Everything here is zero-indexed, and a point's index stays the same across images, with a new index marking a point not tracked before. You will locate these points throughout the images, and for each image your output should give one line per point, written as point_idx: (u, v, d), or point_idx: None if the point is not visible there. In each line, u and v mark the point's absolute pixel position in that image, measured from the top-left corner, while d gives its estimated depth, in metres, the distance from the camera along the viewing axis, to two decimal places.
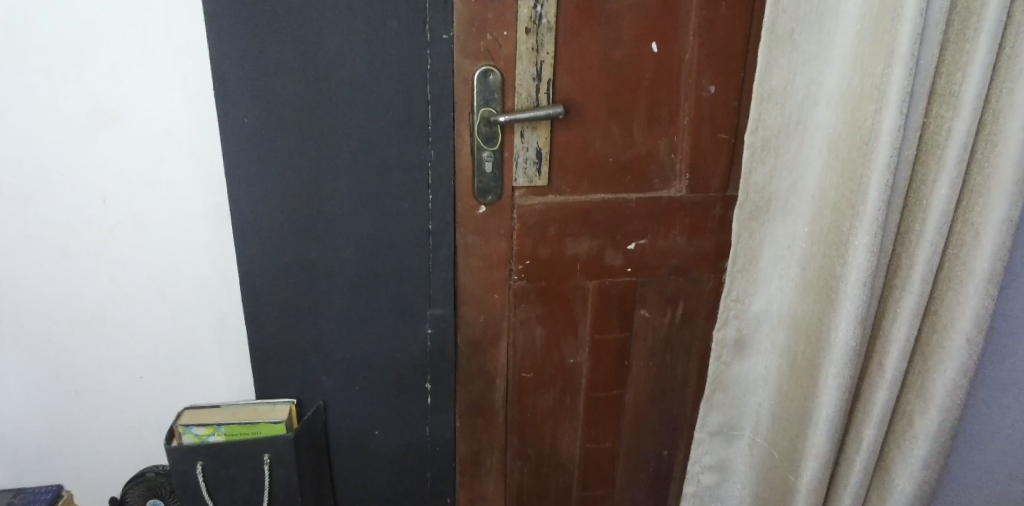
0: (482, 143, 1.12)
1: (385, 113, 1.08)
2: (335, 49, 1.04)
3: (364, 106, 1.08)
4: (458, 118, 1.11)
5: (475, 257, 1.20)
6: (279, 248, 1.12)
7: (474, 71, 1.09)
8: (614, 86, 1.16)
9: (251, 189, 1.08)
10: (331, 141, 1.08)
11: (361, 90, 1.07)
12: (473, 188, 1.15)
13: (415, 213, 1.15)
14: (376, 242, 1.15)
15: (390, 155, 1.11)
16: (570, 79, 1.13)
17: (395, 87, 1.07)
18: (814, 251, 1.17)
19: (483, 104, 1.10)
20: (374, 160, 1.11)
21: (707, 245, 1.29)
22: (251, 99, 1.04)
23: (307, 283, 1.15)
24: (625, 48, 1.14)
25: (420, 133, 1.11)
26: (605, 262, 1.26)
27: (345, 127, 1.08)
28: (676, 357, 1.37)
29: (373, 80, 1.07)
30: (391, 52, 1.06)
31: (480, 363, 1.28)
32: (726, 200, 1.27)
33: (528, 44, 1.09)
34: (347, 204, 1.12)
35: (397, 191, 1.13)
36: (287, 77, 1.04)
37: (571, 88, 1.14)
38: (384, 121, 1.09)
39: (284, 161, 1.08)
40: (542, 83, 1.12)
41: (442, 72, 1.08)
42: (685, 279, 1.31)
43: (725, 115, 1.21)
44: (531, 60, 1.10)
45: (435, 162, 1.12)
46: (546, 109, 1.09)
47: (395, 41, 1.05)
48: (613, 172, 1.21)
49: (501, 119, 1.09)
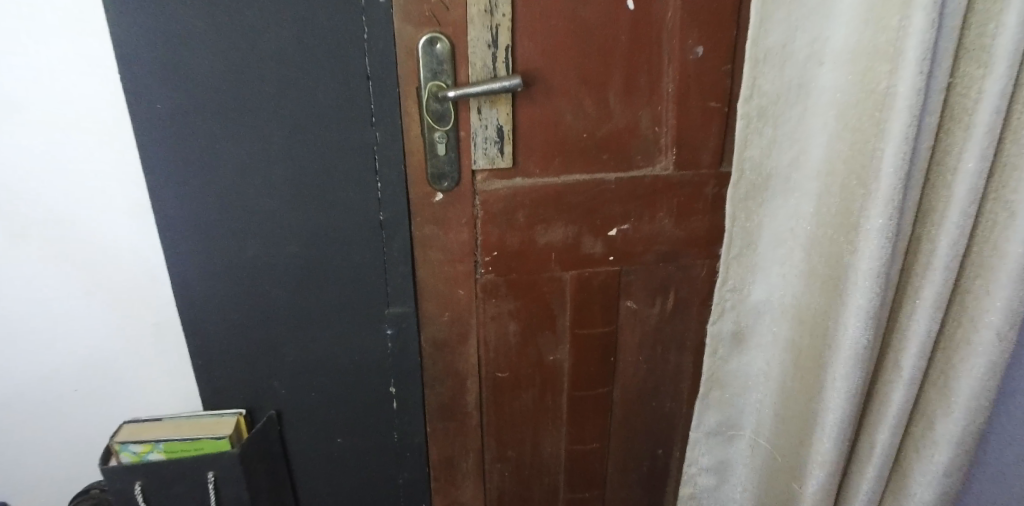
0: (432, 122, 0.98)
1: (319, 91, 0.95)
2: (255, 18, 0.90)
3: (296, 85, 0.94)
4: (403, 94, 0.98)
5: (435, 250, 1.07)
6: (213, 248, 1.01)
7: (419, 39, 0.95)
8: (584, 52, 1.01)
9: (175, 184, 0.97)
10: (260, 127, 0.96)
11: (290, 66, 0.93)
12: (426, 173, 1.02)
13: (363, 203, 1.02)
14: (321, 237, 1.03)
15: (329, 139, 0.98)
16: (533, 45, 0.99)
17: (329, 62, 0.94)
18: (822, 233, 1.02)
19: (431, 77, 0.97)
20: (311, 146, 0.98)
21: (700, 228, 1.14)
22: (165, 82, 0.91)
23: (248, 285, 1.04)
24: (596, 7, 0.98)
25: (362, 113, 0.97)
26: (583, 250, 1.12)
27: (274, 109, 0.95)
28: (667, 351, 1.24)
29: (302, 54, 0.93)
30: (321, 20, 0.92)
31: (449, 364, 1.16)
32: (721, 177, 1.12)
33: (479, 6, 0.94)
34: (286, 197, 1.00)
35: (340, 179, 1.00)
36: (203, 54, 0.91)
37: (534, 56, 0.99)
38: (320, 102, 0.96)
39: (208, 152, 0.96)
40: (499, 50, 0.97)
41: (382, 42, 0.94)
42: (675, 266, 1.17)
43: (716, 81, 1.05)
44: (484, 23, 0.95)
45: (381, 146, 0.99)
46: (502, 81, 0.95)
47: (324, 6, 0.91)
48: (588, 150, 1.06)
49: (451, 94, 0.95)
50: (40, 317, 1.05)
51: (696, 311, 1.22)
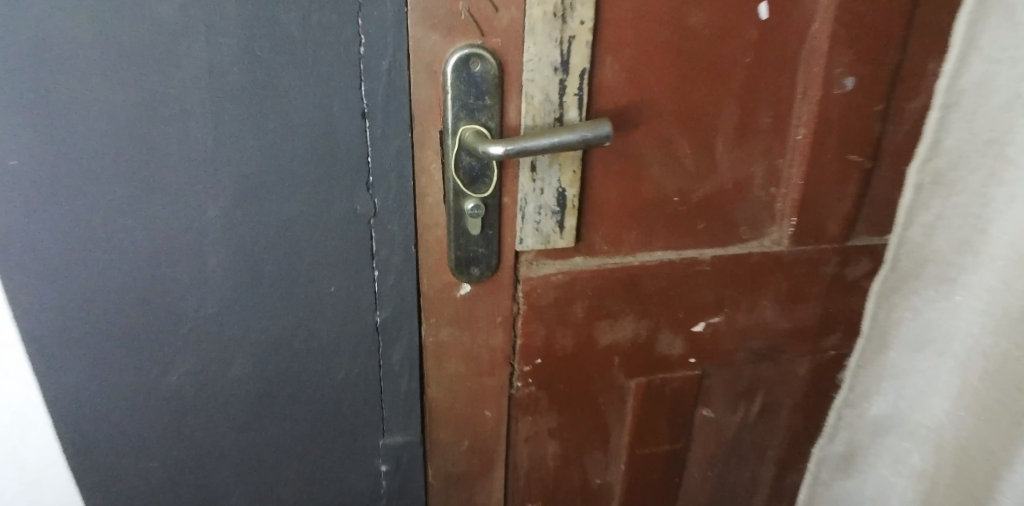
0: (463, 184, 0.63)
1: (285, 139, 0.59)
2: (174, 19, 0.53)
3: (246, 129, 0.58)
4: (418, 141, 0.63)
5: (454, 358, 0.74)
6: (115, 371, 0.65)
7: (447, 58, 0.59)
8: (690, 79, 0.67)
9: (47, 282, 0.60)
10: (186, 194, 0.59)
11: (235, 101, 0.57)
12: (449, 256, 0.67)
13: (351, 299, 0.68)
14: (287, 350, 0.69)
15: (299, 211, 0.63)
16: (619, 67, 0.64)
17: (301, 94, 0.58)
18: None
19: (465, 116, 0.61)
20: (271, 222, 0.62)
21: (809, 317, 0.84)
22: (20, 129, 0.54)
23: (171, 420, 0.69)
24: (715, 10, 0.64)
25: (353, 171, 0.62)
26: (657, 351, 0.80)
27: (210, 166, 0.59)
28: (745, 464, 0.95)
29: (256, 81, 0.56)
30: (288, 23, 0.55)
31: (464, 499, 0.84)
32: (847, 252, 0.81)
33: (545, 7, 0.59)
34: (229, 295, 0.65)
35: (317, 266, 0.66)
36: (83, 79, 0.53)
37: (618, 84, 0.65)
38: (285, 155, 0.60)
39: (101, 237, 0.59)
40: (569, 76, 0.62)
41: (388, 61, 0.58)
42: (769, 365, 0.86)
43: (862, 122, 0.73)
44: (550, 34, 0.60)
45: (381, 218, 0.65)
46: (578, 130, 0.59)
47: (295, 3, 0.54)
48: (678, 218, 0.74)
49: (496, 150, 0.59)
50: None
51: (787, 418, 0.92)
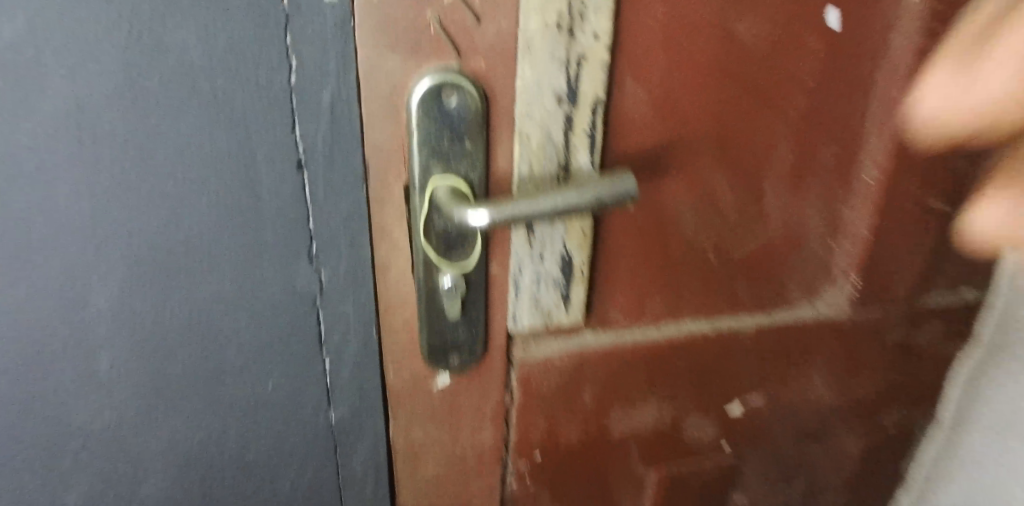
0: (437, 254, 0.48)
1: (191, 195, 0.44)
2: (21, 38, 0.38)
3: (135, 183, 0.43)
4: (375, 197, 0.47)
5: (431, 460, 0.59)
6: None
7: (412, 88, 0.43)
8: (735, 110, 0.51)
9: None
10: (59, 272, 0.44)
11: (122, 153, 0.42)
12: (420, 342, 0.52)
13: (296, 395, 0.53)
14: (213, 460, 0.53)
15: (218, 288, 0.47)
16: (648, 96, 0.49)
17: (213, 142, 0.43)
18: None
19: (437, 166, 0.45)
20: (180, 303, 0.47)
21: (867, 391, 0.69)
22: None
23: None
24: (770, 19, 0.49)
25: (290, 239, 0.47)
26: (684, 438, 0.65)
27: (90, 235, 0.43)
28: None
29: (146, 119, 0.41)
30: (186, 41, 0.40)
31: None
32: (918, 315, 0.65)
33: (546, 17, 0.43)
34: (130, 399, 0.49)
35: (248, 357, 0.50)
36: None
37: (646, 117, 0.49)
38: (193, 216, 0.45)
39: None
40: (578, 109, 0.47)
41: (331, 91, 0.43)
42: (817, 446, 0.71)
43: (947, 159, 0.58)
44: (552, 53, 0.44)
45: (330, 295, 0.49)
46: (591, 187, 0.43)
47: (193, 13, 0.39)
48: (713, 282, 0.58)
49: (478, 216, 0.43)
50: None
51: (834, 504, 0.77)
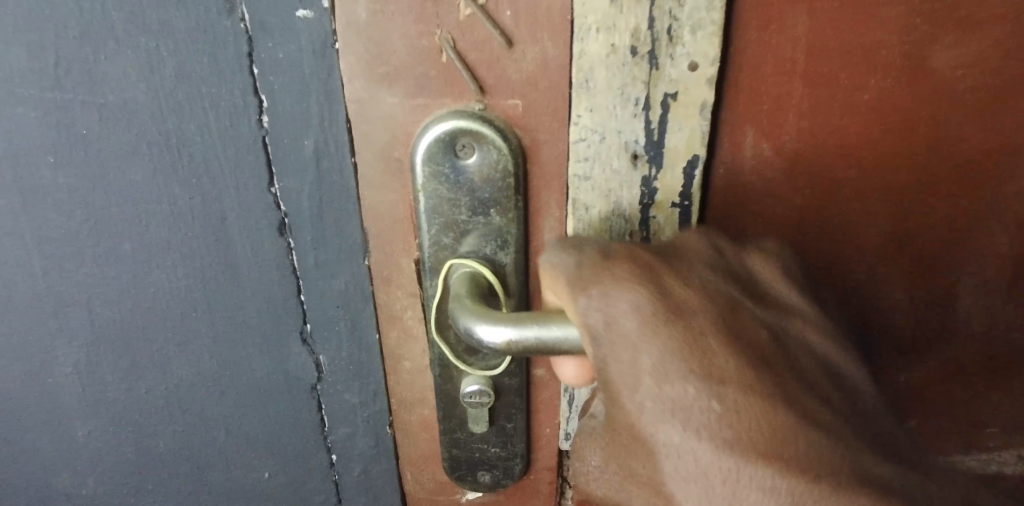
0: (456, 354, 0.35)
1: (154, 263, 0.35)
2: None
3: (90, 247, 0.34)
4: (378, 273, 0.35)
5: None
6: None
7: (417, 140, 0.31)
8: (916, 189, 0.34)
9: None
10: (24, 339, 0.37)
11: (65, 211, 0.33)
12: (441, 454, 0.40)
13: (298, 492, 0.43)
14: None
15: (197, 370, 0.38)
16: (784, 162, 0.33)
17: (171, 200, 0.33)
18: (629, 327, 0.24)
19: (453, 244, 0.33)
20: (156, 384, 0.38)
21: None
22: None
23: None
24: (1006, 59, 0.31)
25: (277, 318, 0.36)
26: None
27: (48, 301, 0.36)
28: None
29: (91, 172, 0.32)
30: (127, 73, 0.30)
31: None
32: None
33: (613, 38, 0.29)
34: (111, 474, 0.42)
35: (239, 447, 0.41)
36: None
37: (782, 191, 0.33)
38: (158, 289, 0.35)
39: None
40: (663, 171, 0.32)
41: (314, 139, 0.32)
42: None
43: None
44: (625, 94, 0.30)
45: (331, 387, 0.39)
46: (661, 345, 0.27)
47: (132, 39, 0.29)
48: None
49: (488, 336, 0.29)
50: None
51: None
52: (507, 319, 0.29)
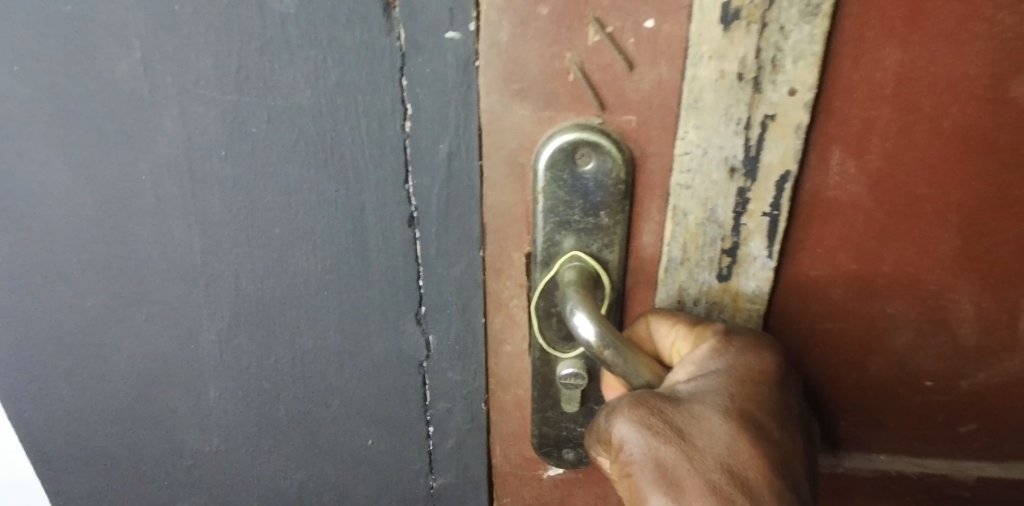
0: (556, 340, 0.40)
1: (297, 247, 0.39)
2: (136, 75, 0.35)
3: (245, 230, 0.39)
4: (492, 264, 0.39)
5: None
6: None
7: (541, 147, 0.35)
8: (984, 214, 0.37)
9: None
10: (178, 308, 0.42)
11: (231, 200, 0.38)
12: (532, 431, 0.44)
13: (396, 459, 0.47)
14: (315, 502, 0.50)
15: (321, 343, 0.43)
16: (867, 181, 0.36)
17: (316, 192, 0.37)
18: (713, 359, 0.33)
19: (564, 241, 0.37)
20: (283, 353, 0.43)
21: None
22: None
23: None
24: None
25: (398, 302, 0.41)
26: None
27: (202, 275, 0.41)
28: None
29: (254, 164, 0.37)
30: (297, 82, 0.35)
31: None
32: None
33: (723, 65, 0.32)
34: (235, 433, 0.47)
35: (350, 415, 0.46)
36: (28, 143, 0.37)
37: (861, 207, 0.37)
38: (298, 270, 0.40)
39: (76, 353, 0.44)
40: (757, 185, 0.35)
41: (447, 144, 0.36)
42: None
43: None
44: (729, 114, 0.34)
45: (437, 365, 0.43)
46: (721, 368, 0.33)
47: (303, 51, 0.34)
48: (927, 416, 0.44)
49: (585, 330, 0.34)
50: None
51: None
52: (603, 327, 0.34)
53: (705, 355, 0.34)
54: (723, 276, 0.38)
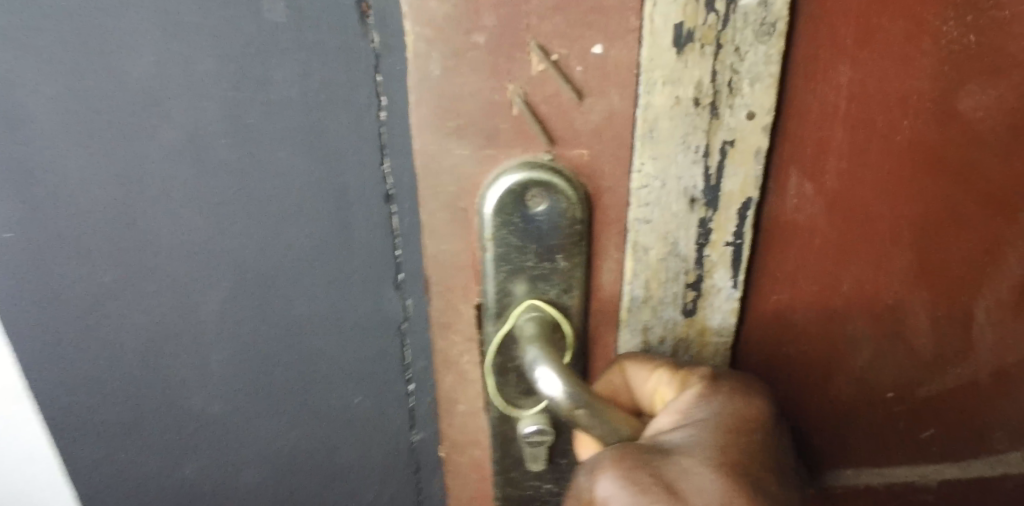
0: (515, 398, 0.36)
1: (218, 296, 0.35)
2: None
3: (180, 276, 0.34)
4: (436, 320, 0.35)
5: None
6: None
7: (486, 190, 0.32)
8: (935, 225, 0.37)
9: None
10: (105, 370, 0.36)
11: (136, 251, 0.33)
12: (494, 498, 0.39)
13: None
14: None
15: (273, 395, 0.39)
16: (823, 201, 0.35)
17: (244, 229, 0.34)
18: (695, 408, 0.31)
19: (518, 290, 0.33)
20: (230, 411, 0.39)
21: None
22: None
23: None
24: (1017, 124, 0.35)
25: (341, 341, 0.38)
26: None
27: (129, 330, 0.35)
28: None
29: (165, 206, 0.32)
30: (232, 108, 0.31)
31: None
32: None
33: (677, 91, 0.30)
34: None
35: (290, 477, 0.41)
36: None
37: (818, 228, 0.36)
38: (227, 318, 0.36)
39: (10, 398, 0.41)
40: (719, 214, 0.33)
41: (401, 176, 0.33)
42: None
43: None
44: (687, 143, 0.31)
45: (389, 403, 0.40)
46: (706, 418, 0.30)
47: (234, 77, 0.30)
48: (888, 428, 0.43)
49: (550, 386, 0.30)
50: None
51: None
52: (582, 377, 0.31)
53: (686, 404, 0.31)
54: (688, 312, 0.35)
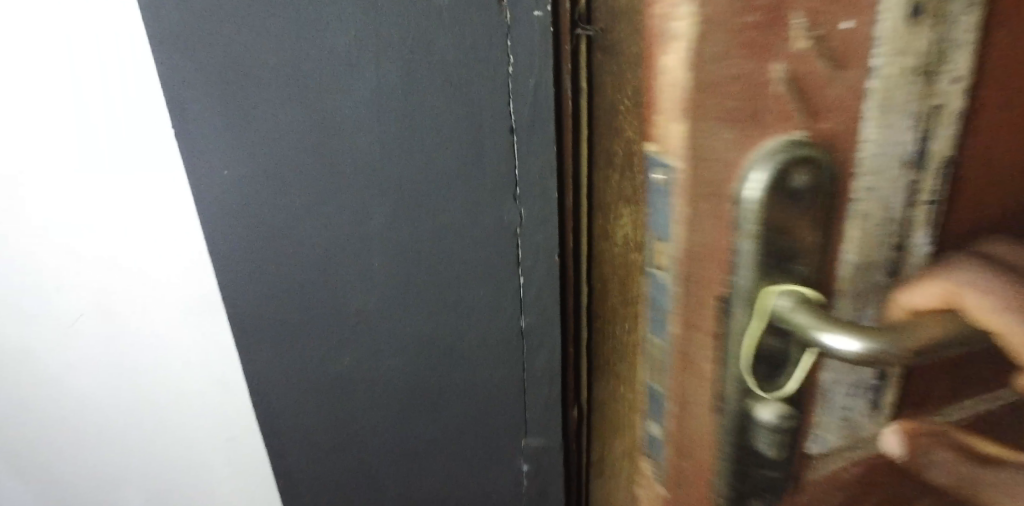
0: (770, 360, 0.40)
1: (449, 177, 0.52)
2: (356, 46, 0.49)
3: (393, 144, 0.52)
4: (690, 279, 0.40)
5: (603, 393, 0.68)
6: (284, 371, 0.61)
7: (758, 157, 0.36)
8: None
9: (290, 256, 0.56)
10: (349, 194, 0.54)
11: (413, 139, 0.51)
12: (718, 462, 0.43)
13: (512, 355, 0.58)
14: (451, 402, 0.60)
15: (475, 257, 0.55)
16: (981, 149, 0.39)
17: (467, 134, 0.51)
18: (1001, 312, 0.37)
19: (768, 246, 0.38)
20: (421, 273, 0.56)
21: None
22: (236, 124, 0.52)
23: (341, 459, 0.64)
24: None
25: (522, 208, 0.53)
26: None
27: (378, 185, 0.53)
28: None
29: (430, 115, 0.51)
30: (487, 71, 0.49)
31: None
32: None
33: (905, 56, 0.35)
34: (402, 344, 0.58)
35: (483, 320, 0.57)
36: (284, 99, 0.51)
37: (976, 175, 0.40)
38: (452, 196, 0.53)
39: (280, 189, 0.54)
40: (926, 173, 0.38)
41: (660, 162, 0.39)
42: None
43: None
44: (916, 107, 0.36)
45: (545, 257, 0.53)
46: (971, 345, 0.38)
47: (450, 52, 0.49)
48: None
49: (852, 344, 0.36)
50: (53, 375, 0.75)
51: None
52: (870, 338, 0.36)
53: (969, 305, 0.38)
54: (893, 271, 0.40)
